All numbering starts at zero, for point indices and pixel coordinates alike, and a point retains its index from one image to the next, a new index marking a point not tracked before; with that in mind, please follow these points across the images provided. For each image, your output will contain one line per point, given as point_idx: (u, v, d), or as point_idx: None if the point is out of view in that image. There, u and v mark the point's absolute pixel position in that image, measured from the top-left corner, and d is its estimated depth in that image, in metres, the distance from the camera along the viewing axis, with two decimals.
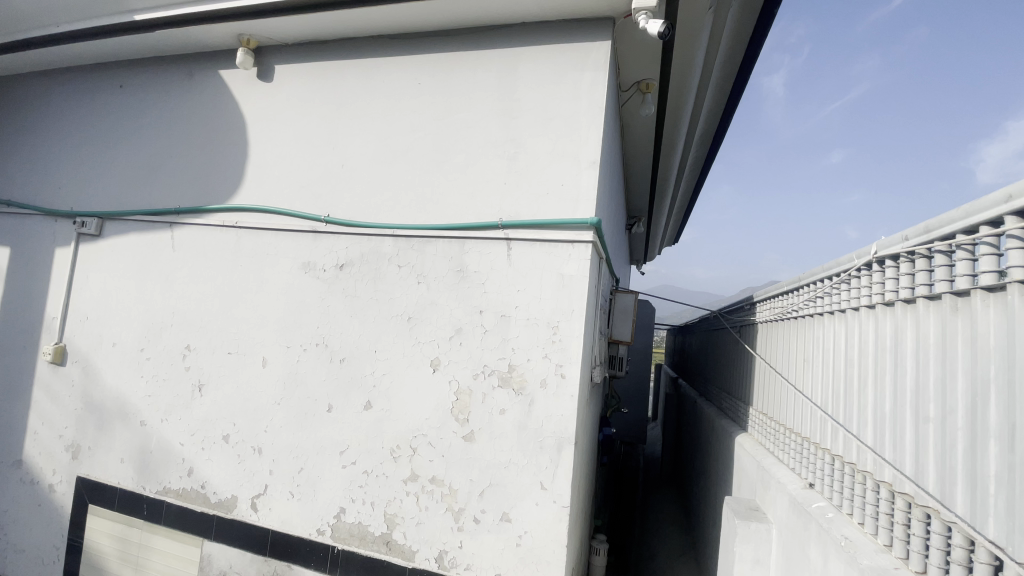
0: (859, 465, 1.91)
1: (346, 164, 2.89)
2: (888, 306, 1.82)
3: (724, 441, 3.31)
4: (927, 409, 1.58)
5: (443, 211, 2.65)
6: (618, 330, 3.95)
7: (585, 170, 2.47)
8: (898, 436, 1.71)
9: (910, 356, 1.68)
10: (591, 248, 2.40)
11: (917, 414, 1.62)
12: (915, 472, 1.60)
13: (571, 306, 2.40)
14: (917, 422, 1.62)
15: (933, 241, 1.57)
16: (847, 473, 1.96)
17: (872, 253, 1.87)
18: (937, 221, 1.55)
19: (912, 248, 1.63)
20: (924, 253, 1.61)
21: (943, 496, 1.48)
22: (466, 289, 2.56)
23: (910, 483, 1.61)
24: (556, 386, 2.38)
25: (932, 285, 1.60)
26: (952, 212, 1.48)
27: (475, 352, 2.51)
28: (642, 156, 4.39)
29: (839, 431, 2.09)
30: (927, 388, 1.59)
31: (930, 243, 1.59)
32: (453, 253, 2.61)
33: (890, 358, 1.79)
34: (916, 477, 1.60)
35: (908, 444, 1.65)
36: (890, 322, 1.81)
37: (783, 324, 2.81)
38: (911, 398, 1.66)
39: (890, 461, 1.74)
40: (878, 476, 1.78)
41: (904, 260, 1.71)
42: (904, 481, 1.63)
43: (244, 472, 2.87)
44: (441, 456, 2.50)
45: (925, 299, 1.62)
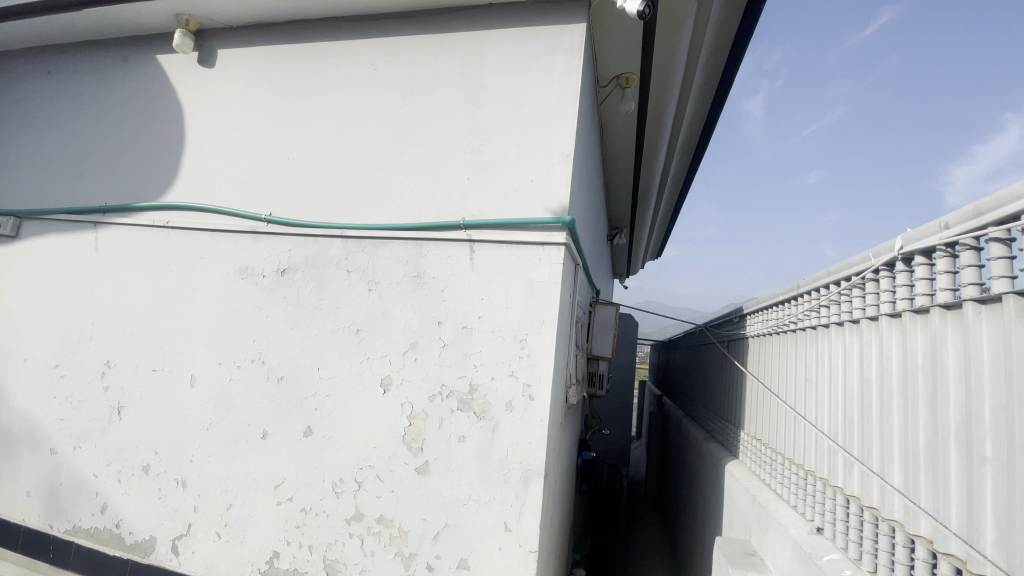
0: (883, 512, 1.62)
1: (293, 158, 2.58)
2: (920, 313, 1.54)
3: (713, 470, 3.01)
4: (981, 446, 1.30)
5: (398, 208, 2.34)
6: (597, 345, 3.65)
7: (557, 164, 2.19)
8: (938, 478, 1.43)
9: (953, 379, 1.40)
10: (564, 252, 2.11)
11: (968, 454, 1.33)
12: (966, 530, 1.32)
13: (542, 317, 2.10)
14: (969, 464, 1.33)
15: (985, 226, 1.28)
16: (870, 521, 1.66)
17: (898, 250, 1.60)
18: (992, 201, 1.26)
19: (956, 238, 1.35)
20: (972, 243, 1.32)
21: (1011, 566, 1.18)
22: (423, 299, 2.23)
23: (960, 543, 1.32)
24: (523, 409, 2.05)
25: (985, 284, 1.31)
26: (1012, 188, 1.20)
27: (432, 369, 2.18)
28: (624, 159, 4.15)
29: (855, 466, 1.80)
30: (981, 419, 1.30)
31: (981, 229, 1.30)
32: (409, 256, 2.28)
33: (925, 381, 1.51)
34: (968, 533, 1.31)
35: (954, 492, 1.37)
36: (922, 335, 1.53)
37: (779, 337, 2.54)
38: (958, 431, 1.38)
39: (927, 510, 1.45)
40: (910, 529, 1.50)
41: (943, 255, 1.43)
42: (951, 539, 1.35)
43: (165, 509, 2.52)
44: (391, 491, 2.15)
45: (975, 303, 1.33)
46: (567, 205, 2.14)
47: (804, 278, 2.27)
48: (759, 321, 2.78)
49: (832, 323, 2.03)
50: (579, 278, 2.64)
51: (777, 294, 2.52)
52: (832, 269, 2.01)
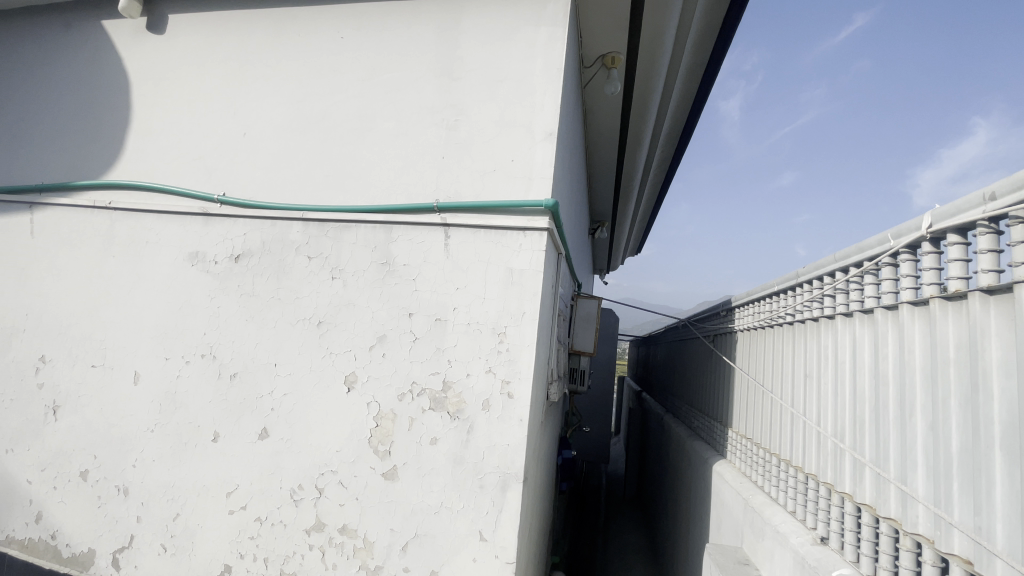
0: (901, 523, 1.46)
1: (250, 134, 2.35)
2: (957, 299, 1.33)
3: (699, 470, 2.89)
4: None
5: (366, 189, 2.14)
6: (579, 339, 3.51)
7: (539, 143, 2.01)
8: (980, 488, 1.23)
9: (999, 377, 1.19)
10: (546, 237, 1.94)
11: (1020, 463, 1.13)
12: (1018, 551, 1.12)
13: (522, 308, 1.93)
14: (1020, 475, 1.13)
15: None
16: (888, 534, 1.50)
17: (928, 230, 1.37)
18: None
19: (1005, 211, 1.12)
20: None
21: None
22: (392, 288, 2.03)
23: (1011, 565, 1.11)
24: (501, 408, 1.88)
25: None
26: None
27: (402, 365, 1.97)
28: (608, 147, 3.99)
29: (866, 472, 1.65)
30: None
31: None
32: (377, 241, 2.07)
33: (964, 377, 1.30)
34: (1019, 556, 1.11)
35: (1002, 505, 1.17)
36: (957, 326, 1.32)
37: (773, 330, 2.40)
38: (1006, 436, 1.17)
39: (964, 524, 1.26)
40: (942, 547, 1.32)
41: (987, 231, 1.20)
42: (996, 559, 1.15)
43: (105, 519, 2.28)
44: (355, 499, 1.96)
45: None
46: (550, 186, 1.97)
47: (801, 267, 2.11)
48: (750, 314, 2.63)
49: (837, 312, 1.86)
50: (561, 268, 2.47)
51: (771, 284, 2.37)
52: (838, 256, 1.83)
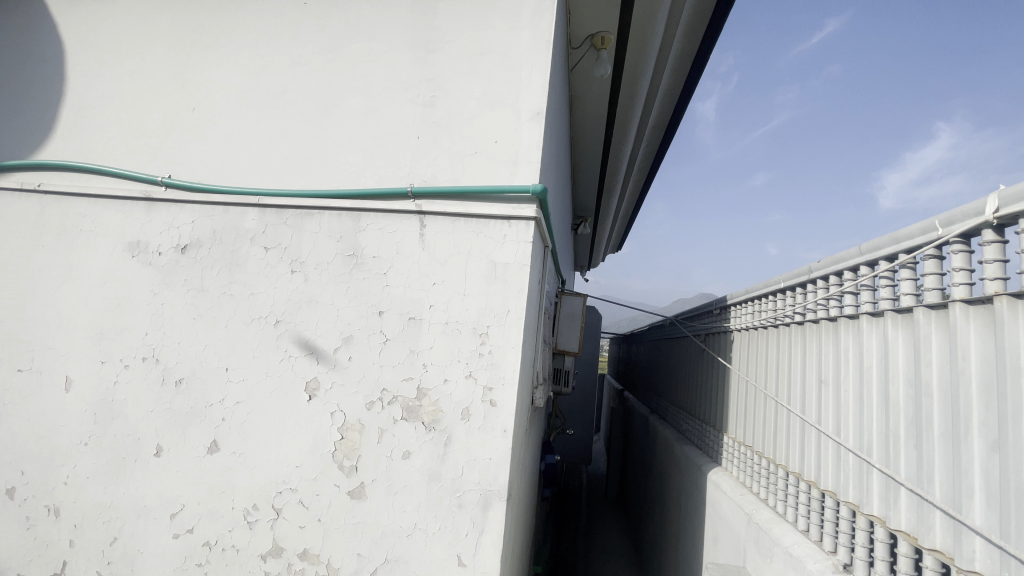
0: None
1: (200, 110, 2.09)
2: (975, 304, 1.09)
3: (691, 477, 2.73)
4: None
5: (331, 173, 1.91)
6: (563, 338, 3.34)
7: (526, 123, 1.81)
8: None
9: None
10: (533, 227, 1.74)
11: None
12: None
13: (506, 306, 1.73)
14: None
15: None
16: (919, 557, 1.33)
17: (942, 232, 1.16)
18: None
19: None
20: None
21: None
22: (359, 284, 1.80)
23: None
24: (482, 417, 1.68)
25: None
26: None
27: (370, 370, 1.76)
28: (592, 139, 3.81)
29: (887, 484, 1.33)
30: None
31: None
32: (344, 230, 1.85)
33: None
34: None
35: None
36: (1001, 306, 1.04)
37: (771, 331, 2.18)
38: None
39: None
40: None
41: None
42: None
43: (33, 543, 2.01)
44: (317, 520, 1.74)
45: None
46: (537, 171, 1.77)
47: (815, 260, 1.78)
48: (751, 312, 2.40)
49: (848, 313, 1.56)
50: (548, 263, 2.28)
51: (778, 279, 2.06)
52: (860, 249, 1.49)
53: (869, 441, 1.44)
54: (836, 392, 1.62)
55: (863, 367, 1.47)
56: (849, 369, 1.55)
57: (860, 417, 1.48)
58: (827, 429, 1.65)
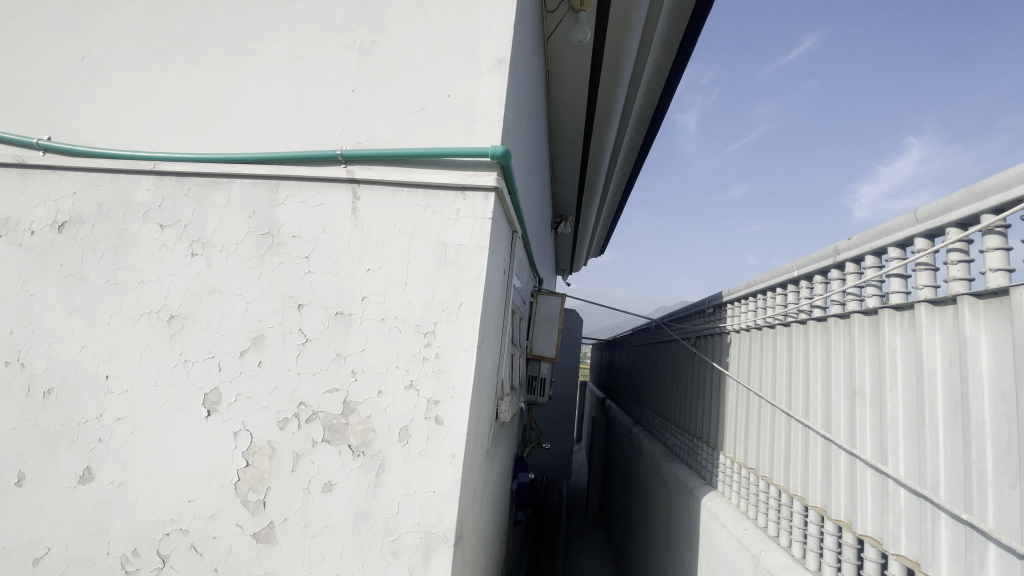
0: None
1: (91, 58, 1.70)
2: None
3: (682, 501, 2.39)
4: None
5: (247, 134, 1.55)
6: (539, 342, 2.99)
7: (485, 73, 1.46)
8: None
9: None
10: (493, 200, 1.38)
11: None
12: None
13: (458, 298, 1.36)
14: None
15: None
16: None
17: None
18: None
19: None
20: None
21: None
22: (274, 271, 1.44)
23: None
24: (425, 440, 1.31)
25: None
26: None
27: (285, 378, 1.39)
28: (572, 127, 3.49)
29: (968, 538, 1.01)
30: None
31: None
32: (259, 205, 1.48)
33: None
34: None
35: None
36: None
37: (780, 331, 1.86)
38: None
39: None
40: None
41: None
42: None
43: None
44: (213, 572, 1.35)
45: None
46: (498, 130, 1.41)
47: (841, 240, 1.47)
48: (753, 309, 2.07)
49: (898, 303, 1.24)
50: (516, 250, 1.93)
51: (791, 267, 1.74)
52: (915, 217, 1.18)
53: (933, 476, 1.12)
54: (880, 410, 1.31)
55: (922, 380, 1.16)
56: (898, 380, 1.24)
57: (920, 442, 1.16)
58: (866, 455, 1.33)
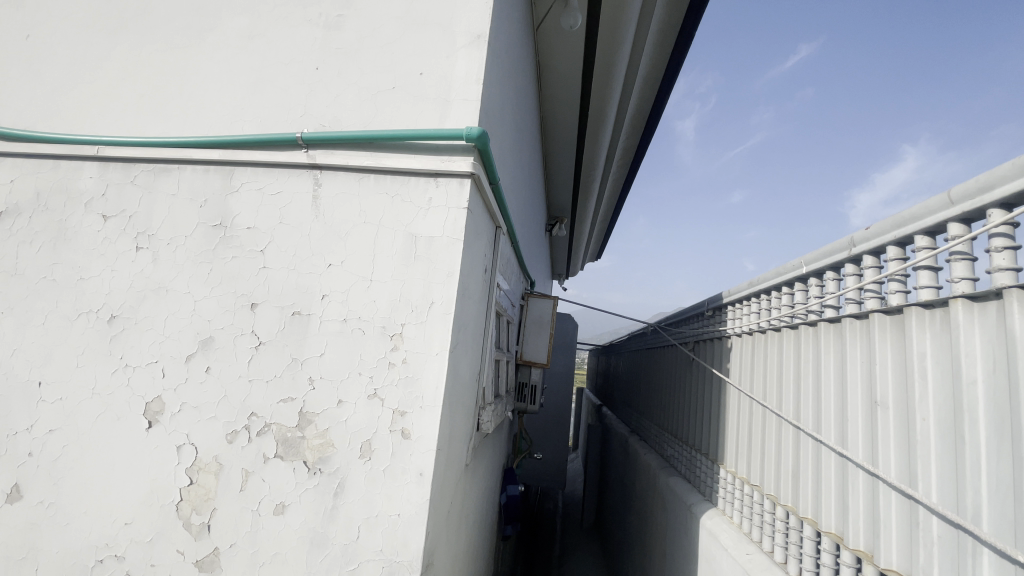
0: None
1: (36, 36, 1.56)
2: None
3: (681, 517, 2.24)
4: None
5: (201, 117, 1.41)
6: (529, 346, 2.85)
7: (461, 49, 1.32)
8: None
9: None
10: (469, 186, 1.24)
11: None
12: None
13: (429, 296, 1.21)
14: None
15: None
16: None
17: None
18: None
19: None
20: None
21: None
22: (226, 266, 1.30)
23: None
24: (391, 456, 1.15)
25: None
26: None
27: (235, 386, 1.24)
28: (565, 123, 3.37)
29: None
30: None
31: None
32: (212, 194, 1.34)
33: None
34: None
35: None
36: None
37: (786, 335, 1.71)
38: None
39: None
40: None
41: None
42: None
43: None
44: None
45: None
46: (475, 110, 1.27)
47: (857, 230, 1.33)
48: (755, 311, 1.93)
49: (929, 300, 1.10)
50: (500, 247, 1.79)
51: (800, 263, 1.60)
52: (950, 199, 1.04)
53: (974, 501, 0.98)
54: (904, 422, 1.17)
55: (959, 391, 1.02)
56: (926, 389, 1.10)
57: (955, 461, 1.02)
58: (889, 475, 1.18)
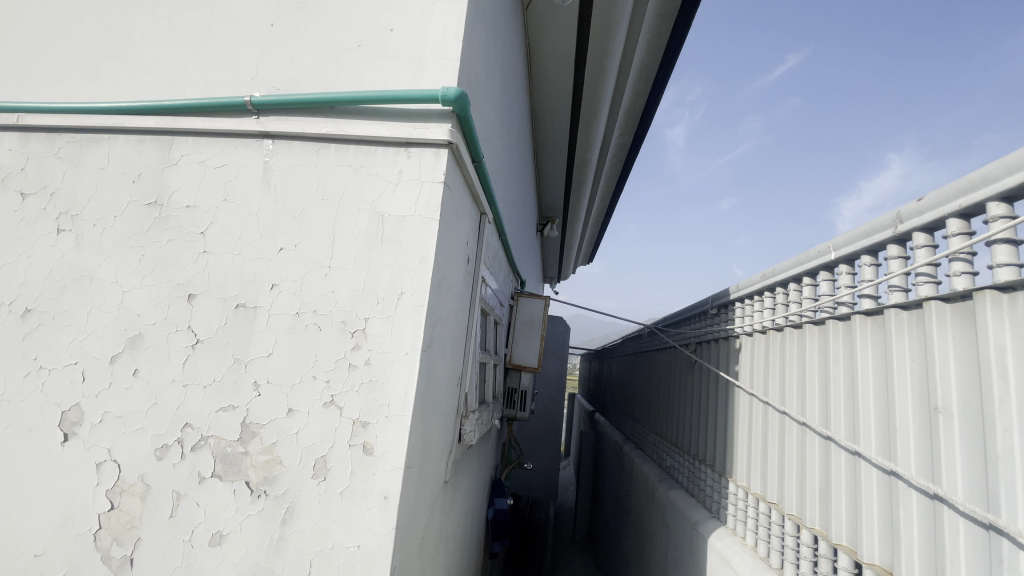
0: None
1: None
2: None
3: (684, 536, 2.06)
4: None
5: (138, 81, 1.22)
6: (519, 349, 2.66)
7: (437, 2, 1.14)
8: None
9: None
10: (447, 157, 1.05)
11: None
12: None
13: (397, 285, 1.02)
14: None
15: None
16: None
17: None
18: None
19: None
20: None
21: None
22: (159, 251, 1.11)
23: None
24: (351, 476, 0.96)
25: None
26: None
27: (168, 391, 1.05)
28: (556, 115, 3.20)
29: None
30: None
31: None
32: (147, 168, 1.16)
33: None
34: None
35: None
36: None
37: (803, 335, 1.55)
38: None
39: None
40: None
41: None
42: None
43: None
44: None
45: None
46: (453, 69, 1.09)
47: (905, 206, 1.16)
48: (771, 306, 1.73)
49: (1009, 280, 0.91)
50: (486, 236, 1.60)
51: (826, 249, 1.41)
52: None
53: None
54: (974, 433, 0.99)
55: None
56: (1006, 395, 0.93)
57: None
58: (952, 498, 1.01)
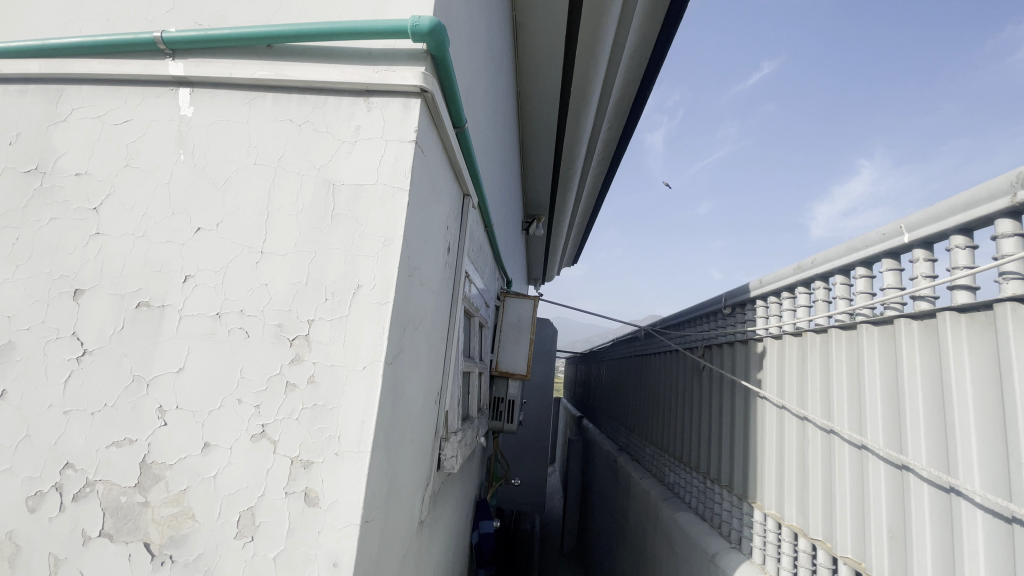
0: None
1: None
2: None
3: (698, 566, 1.83)
4: None
5: (23, 18, 0.95)
6: (506, 355, 2.42)
7: None
8: None
9: None
10: (420, 109, 0.81)
11: None
12: None
13: (351, 275, 0.77)
14: None
15: None
16: None
17: None
18: None
19: None
20: None
21: None
22: (39, 234, 0.84)
23: None
24: (288, 533, 0.70)
25: None
26: None
27: (44, 420, 0.78)
28: (543, 103, 2.97)
29: None
30: None
31: None
32: (28, 126, 0.89)
33: None
34: None
35: None
36: None
37: (839, 340, 1.34)
38: None
39: None
40: None
41: None
42: None
43: None
44: None
45: None
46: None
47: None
48: (806, 304, 1.48)
49: None
50: (470, 224, 1.36)
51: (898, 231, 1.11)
52: None
53: None
54: None
55: None
56: None
57: None
58: None
